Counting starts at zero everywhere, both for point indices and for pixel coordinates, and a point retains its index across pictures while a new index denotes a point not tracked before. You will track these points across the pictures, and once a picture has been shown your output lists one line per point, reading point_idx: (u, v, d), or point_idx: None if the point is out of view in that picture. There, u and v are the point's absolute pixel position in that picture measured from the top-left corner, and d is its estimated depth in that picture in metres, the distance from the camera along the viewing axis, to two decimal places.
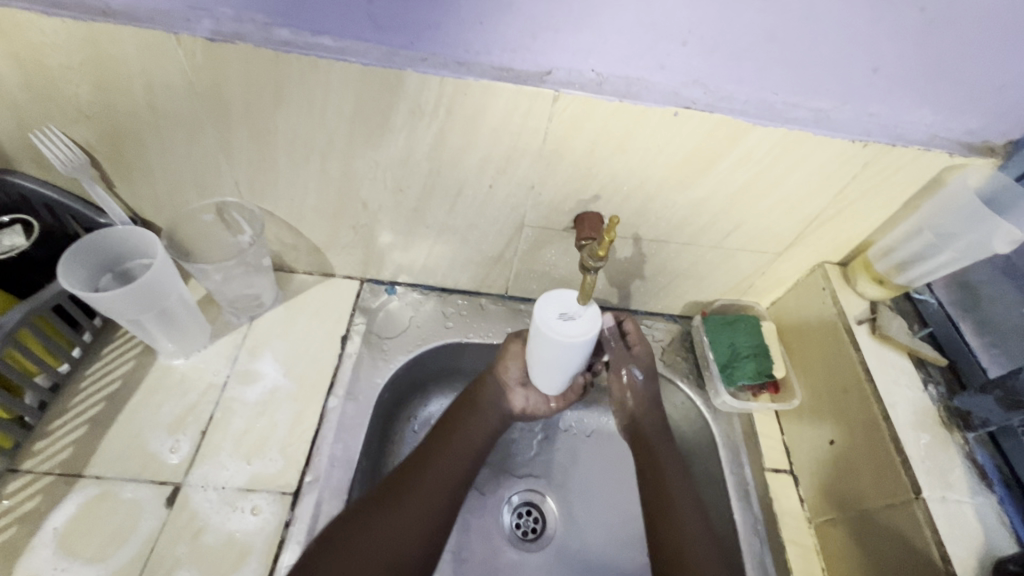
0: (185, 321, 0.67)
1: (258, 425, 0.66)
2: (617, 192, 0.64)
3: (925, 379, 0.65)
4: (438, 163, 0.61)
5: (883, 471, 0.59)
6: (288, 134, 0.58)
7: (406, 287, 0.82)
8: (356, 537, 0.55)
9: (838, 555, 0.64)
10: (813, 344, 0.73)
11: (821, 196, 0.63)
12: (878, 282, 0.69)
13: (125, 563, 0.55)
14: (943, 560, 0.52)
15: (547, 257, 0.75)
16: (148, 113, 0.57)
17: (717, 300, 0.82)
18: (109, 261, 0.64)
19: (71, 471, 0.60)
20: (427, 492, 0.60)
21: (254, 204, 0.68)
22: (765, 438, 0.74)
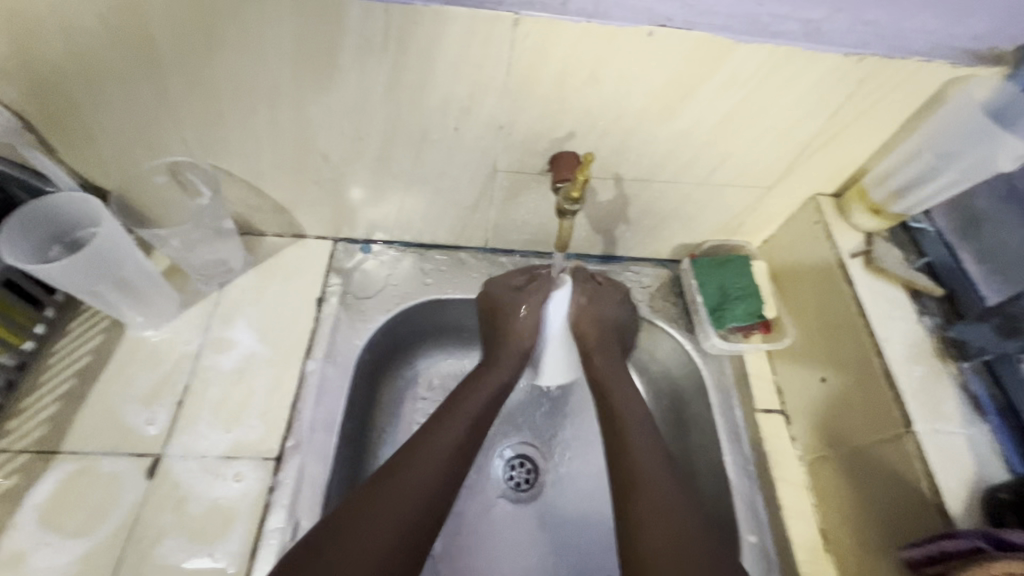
0: (144, 291, 0.65)
1: (236, 392, 0.64)
2: (593, 127, 0.59)
3: (920, 310, 0.62)
4: (397, 105, 0.56)
5: (876, 406, 0.58)
6: (230, 81, 0.54)
7: (382, 245, 0.78)
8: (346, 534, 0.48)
9: (828, 490, 0.63)
10: (806, 282, 0.70)
11: (813, 120, 0.58)
12: (873, 213, 0.65)
13: (110, 535, 0.55)
14: (933, 492, 0.51)
15: (525, 204, 0.71)
16: (73, 65, 0.52)
17: (706, 242, 0.79)
18: (55, 232, 0.60)
19: (48, 448, 0.59)
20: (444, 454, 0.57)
21: (208, 162, 0.64)
22: (756, 380, 0.73)
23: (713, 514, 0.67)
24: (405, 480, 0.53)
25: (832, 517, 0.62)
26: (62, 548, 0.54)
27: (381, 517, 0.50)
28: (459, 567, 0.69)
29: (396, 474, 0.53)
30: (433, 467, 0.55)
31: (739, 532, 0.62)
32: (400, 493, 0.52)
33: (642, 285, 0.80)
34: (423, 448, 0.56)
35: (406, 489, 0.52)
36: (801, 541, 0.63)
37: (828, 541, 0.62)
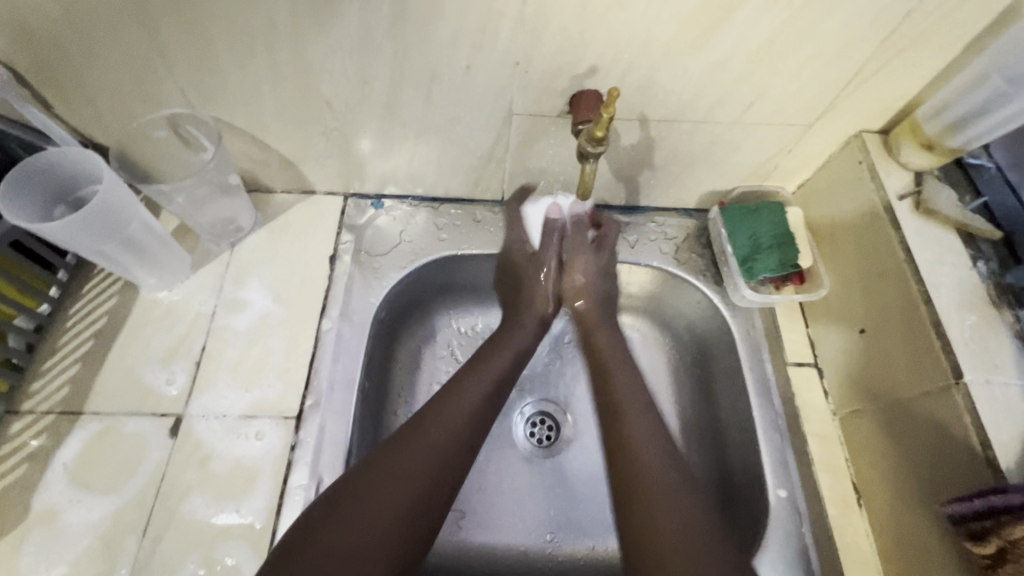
0: (151, 249, 0.63)
1: (253, 352, 0.64)
2: (616, 61, 0.54)
3: (974, 255, 0.57)
4: (403, 41, 0.52)
5: (921, 357, 0.54)
6: (222, 20, 0.50)
7: (393, 200, 0.75)
8: (349, 508, 0.47)
9: (863, 446, 0.61)
10: (846, 228, 0.66)
11: (862, 45, 0.52)
12: (926, 149, 0.59)
13: (137, 493, 0.55)
14: (982, 446, 0.47)
15: (542, 152, 0.67)
16: (55, 8, 0.48)
17: (737, 189, 0.74)
18: (56, 192, 0.57)
19: (72, 409, 0.59)
20: (431, 451, 0.52)
21: (207, 113, 0.60)
22: (787, 332, 0.70)
23: (741, 470, 0.65)
24: (375, 489, 0.48)
25: (867, 471, 0.60)
26: (93, 504, 0.54)
27: (378, 493, 0.48)
28: (484, 523, 0.70)
29: (370, 483, 0.49)
30: (421, 472, 0.51)
31: (767, 487, 0.61)
32: (382, 504, 0.48)
33: (667, 236, 0.76)
34: (438, 412, 0.55)
35: (382, 502, 0.48)
36: (833, 495, 0.61)
37: (861, 496, 0.61)
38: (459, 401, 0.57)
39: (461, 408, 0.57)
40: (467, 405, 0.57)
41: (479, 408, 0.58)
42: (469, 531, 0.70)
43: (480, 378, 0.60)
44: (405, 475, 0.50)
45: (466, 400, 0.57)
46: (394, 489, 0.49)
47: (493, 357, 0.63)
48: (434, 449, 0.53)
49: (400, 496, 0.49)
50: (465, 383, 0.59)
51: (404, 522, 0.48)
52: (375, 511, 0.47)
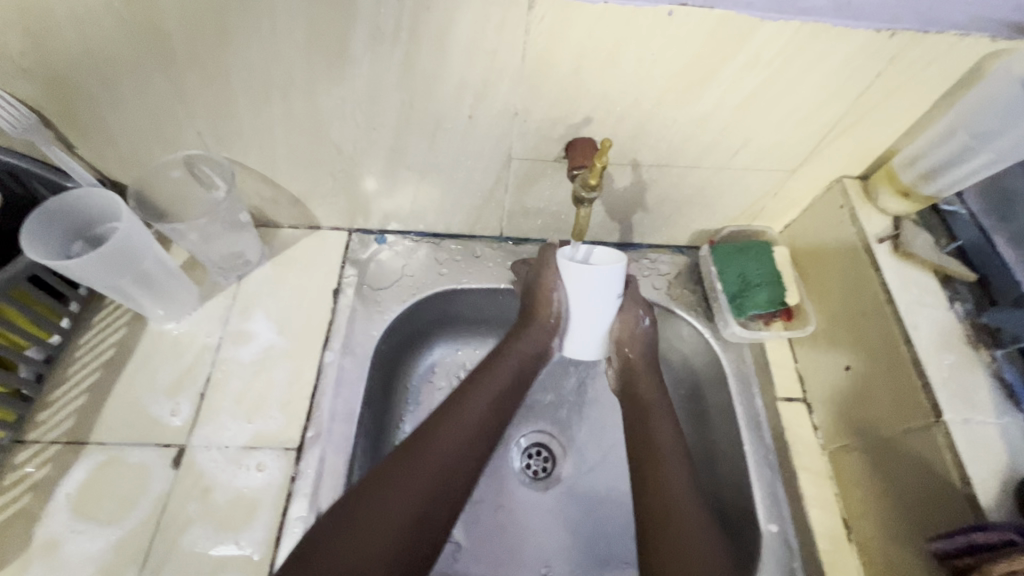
0: (162, 283, 0.65)
1: (257, 383, 0.65)
2: (610, 113, 0.58)
3: (951, 296, 0.59)
4: (410, 93, 0.55)
5: (904, 395, 0.56)
6: (242, 73, 0.53)
7: (396, 236, 0.78)
8: (357, 516, 0.50)
9: (852, 481, 0.62)
10: (830, 268, 0.68)
11: (839, 100, 0.56)
12: (903, 195, 0.62)
13: (139, 523, 0.56)
14: (963, 483, 0.49)
15: (539, 192, 0.70)
16: (87, 61, 0.52)
17: (726, 228, 0.77)
18: (76, 227, 0.60)
19: (77, 439, 0.60)
20: (438, 467, 0.55)
21: (223, 154, 0.64)
22: (777, 368, 0.72)
23: (734, 504, 0.66)
24: (382, 500, 0.51)
25: (856, 507, 0.61)
26: (94, 535, 0.55)
27: (385, 504, 0.51)
28: (480, 554, 0.70)
29: (379, 500, 0.51)
30: (428, 485, 0.53)
31: (759, 522, 0.62)
32: (387, 518, 0.50)
33: (659, 272, 0.78)
34: (450, 424, 0.58)
35: (389, 517, 0.50)
36: (824, 530, 0.62)
37: (852, 531, 0.62)
38: (465, 414, 0.59)
39: (469, 422, 0.59)
40: (474, 421, 0.59)
41: (486, 423, 0.60)
42: (464, 562, 0.69)
43: (492, 394, 0.62)
44: (411, 493, 0.52)
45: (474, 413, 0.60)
46: (400, 505, 0.51)
47: (503, 368, 0.64)
48: (439, 465, 0.55)
49: (406, 509, 0.51)
50: (477, 393, 0.61)
51: (409, 534, 0.50)
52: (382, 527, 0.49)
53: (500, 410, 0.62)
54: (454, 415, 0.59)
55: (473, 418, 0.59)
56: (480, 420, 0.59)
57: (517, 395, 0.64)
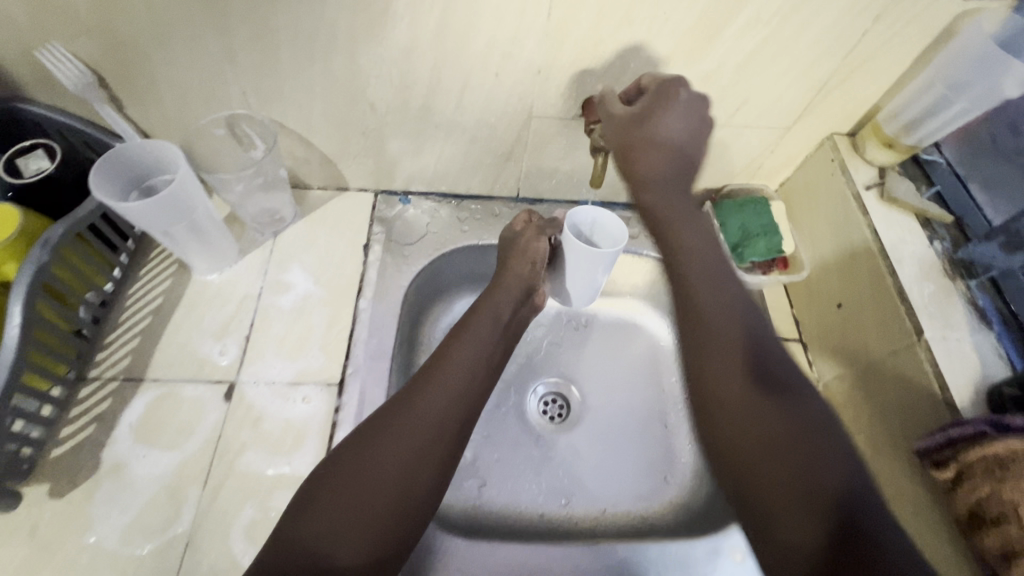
0: (211, 235, 0.68)
1: (297, 328, 0.70)
2: (624, 70, 0.64)
3: (930, 235, 0.66)
4: (443, 52, 0.61)
5: (888, 321, 0.63)
6: (290, 32, 0.58)
7: (418, 196, 0.83)
8: (349, 465, 0.51)
9: (844, 406, 0.69)
10: (821, 217, 0.75)
11: (829, 58, 0.62)
12: (887, 146, 0.69)
13: (198, 449, 0.61)
14: (942, 389, 0.55)
15: (555, 151, 0.75)
16: (148, 20, 0.56)
17: (726, 186, 0.83)
18: (133, 176, 0.63)
19: (134, 376, 0.64)
20: (428, 416, 0.55)
21: (264, 114, 0.68)
22: (774, 312, 0.78)
23: None
24: (372, 449, 0.52)
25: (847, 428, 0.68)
26: (158, 458, 0.60)
27: (376, 454, 0.52)
28: (503, 489, 0.77)
29: (371, 441, 0.53)
30: (417, 436, 0.54)
31: None
32: (382, 459, 0.51)
33: None
34: (435, 376, 0.59)
35: (380, 466, 0.51)
36: None
37: None
38: (449, 369, 0.60)
39: (456, 373, 0.59)
40: (460, 371, 0.60)
41: (471, 373, 0.61)
42: (489, 496, 0.76)
43: (477, 349, 0.63)
44: (400, 444, 0.53)
45: (458, 366, 0.60)
46: (393, 444, 0.53)
47: (487, 319, 0.66)
48: (429, 409, 0.56)
49: (398, 456, 0.52)
50: (461, 349, 0.62)
51: (402, 480, 0.51)
52: (377, 465, 0.51)
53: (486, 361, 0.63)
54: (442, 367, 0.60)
55: (457, 374, 0.60)
56: (466, 373, 0.60)
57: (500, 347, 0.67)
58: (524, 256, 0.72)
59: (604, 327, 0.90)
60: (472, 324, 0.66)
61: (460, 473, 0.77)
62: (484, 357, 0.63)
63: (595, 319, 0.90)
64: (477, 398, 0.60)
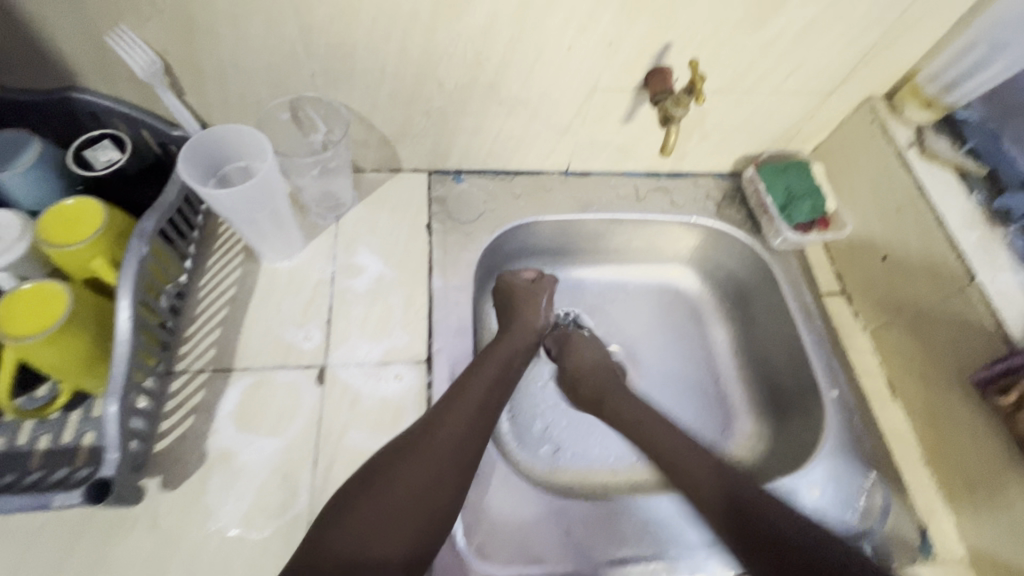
0: (287, 223, 0.68)
1: (376, 309, 0.71)
2: (690, 41, 0.66)
3: (969, 188, 0.71)
4: (521, 27, 0.61)
5: (939, 270, 0.68)
6: (372, 9, 0.58)
7: (471, 174, 0.84)
8: (378, 480, 0.53)
9: (894, 351, 0.75)
10: (861, 176, 0.80)
11: (879, 23, 0.66)
12: (926, 106, 0.74)
13: (300, 433, 0.61)
14: (997, 326, 0.61)
15: (612, 123, 0.77)
16: (226, 1, 0.55)
17: (766, 151, 0.86)
18: (209, 164, 0.63)
19: (223, 366, 0.64)
20: (447, 437, 0.57)
21: (331, 96, 0.67)
22: (818, 268, 0.84)
23: (796, 381, 0.78)
24: (400, 463, 0.55)
25: (899, 370, 0.74)
26: (264, 444, 0.60)
27: (402, 471, 0.54)
28: (577, 452, 0.79)
29: (390, 469, 0.54)
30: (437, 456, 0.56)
31: (822, 389, 0.73)
32: (405, 485, 0.53)
33: (709, 195, 0.88)
34: (455, 400, 0.60)
35: (403, 480, 0.53)
36: (874, 392, 0.74)
37: (896, 391, 0.74)
38: (468, 394, 0.61)
39: (473, 396, 0.61)
40: (470, 404, 0.60)
41: (486, 404, 0.62)
42: (565, 458, 0.79)
43: (489, 373, 0.65)
44: (420, 461, 0.55)
45: (475, 393, 0.62)
46: (410, 471, 0.54)
47: (501, 347, 0.69)
48: (441, 440, 0.57)
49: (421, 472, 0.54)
50: (480, 375, 0.64)
51: (424, 492, 0.53)
52: (398, 489, 0.53)
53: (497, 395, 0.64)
54: (459, 400, 0.61)
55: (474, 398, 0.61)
56: (482, 397, 0.62)
57: (512, 382, 0.68)
58: (533, 305, 0.77)
59: (651, 291, 0.92)
60: (487, 352, 0.68)
61: (535, 440, 0.79)
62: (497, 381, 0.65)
63: (641, 284, 0.92)
64: (490, 430, 0.61)
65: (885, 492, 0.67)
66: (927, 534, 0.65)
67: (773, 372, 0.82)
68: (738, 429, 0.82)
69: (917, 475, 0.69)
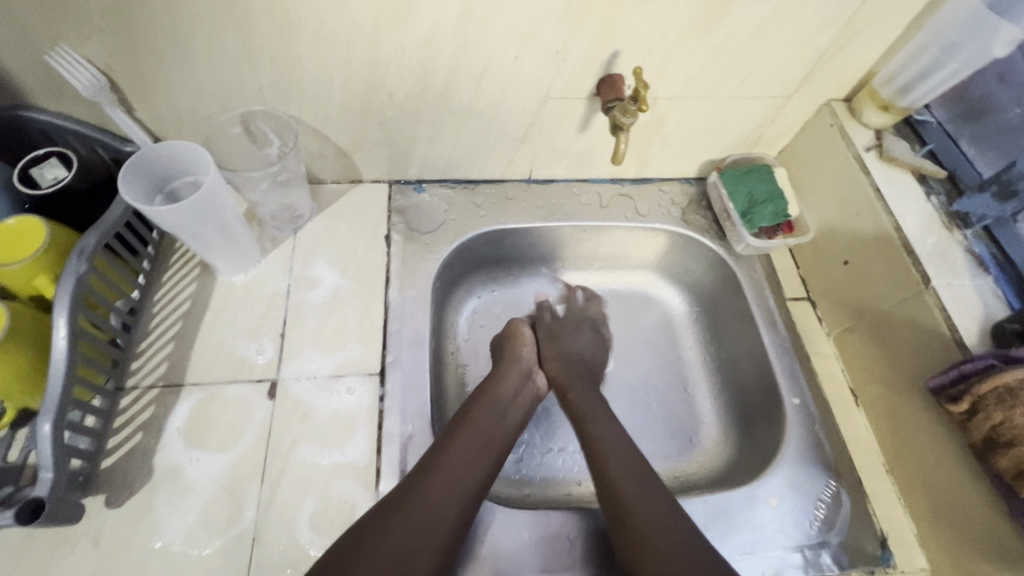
0: (239, 237, 0.68)
1: (331, 322, 0.70)
2: (638, 49, 0.65)
3: (927, 191, 0.71)
4: (465, 38, 0.61)
5: (896, 272, 0.67)
6: (312, 23, 0.58)
7: (432, 184, 0.84)
8: (372, 539, 0.51)
9: (856, 356, 0.74)
10: (823, 178, 0.79)
11: (830, 27, 0.66)
12: (883, 109, 0.73)
13: (249, 448, 0.61)
14: (951, 331, 0.61)
15: (568, 131, 0.77)
16: (166, 18, 0.55)
17: (730, 156, 0.86)
18: (156, 180, 0.64)
19: (173, 382, 0.64)
20: (443, 496, 0.56)
21: (281, 110, 0.68)
22: (783, 274, 0.83)
23: (760, 388, 0.77)
24: (393, 522, 0.53)
25: (861, 376, 0.73)
26: (211, 460, 0.60)
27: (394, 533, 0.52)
28: (540, 462, 0.78)
29: (381, 525, 0.52)
30: (428, 514, 0.54)
31: (783, 397, 0.72)
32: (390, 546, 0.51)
33: (673, 201, 0.88)
34: (451, 452, 0.59)
35: (394, 539, 0.51)
36: (837, 399, 0.73)
37: (858, 398, 0.73)
38: (462, 447, 0.61)
39: (467, 447, 0.61)
40: (465, 456, 0.60)
41: (478, 455, 0.61)
42: (529, 467, 0.77)
43: (485, 425, 0.64)
44: (412, 519, 0.53)
45: (467, 444, 0.61)
46: (400, 531, 0.52)
47: (498, 393, 0.69)
48: (437, 498, 0.56)
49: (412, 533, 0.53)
50: (473, 424, 0.63)
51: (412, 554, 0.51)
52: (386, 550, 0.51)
53: (488, 453, 0.62)
54: (449, 455, 0.59)
55: (469, 449, 0.61)
56: (478, 449, 0.61)
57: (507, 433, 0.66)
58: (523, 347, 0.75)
59: (617, 297, 0.91)
60: (486, 397, 0.68)
61: None
62: (494, 432, 0.64)
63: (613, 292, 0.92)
64: (484, 484, 0.60)
65: (845, 501, 0.66)
66: (887, 543, 0.64)
67: (738, 379, 0.81)
68: (705, 436, 0.81)
69: (879, 483, 0.68)
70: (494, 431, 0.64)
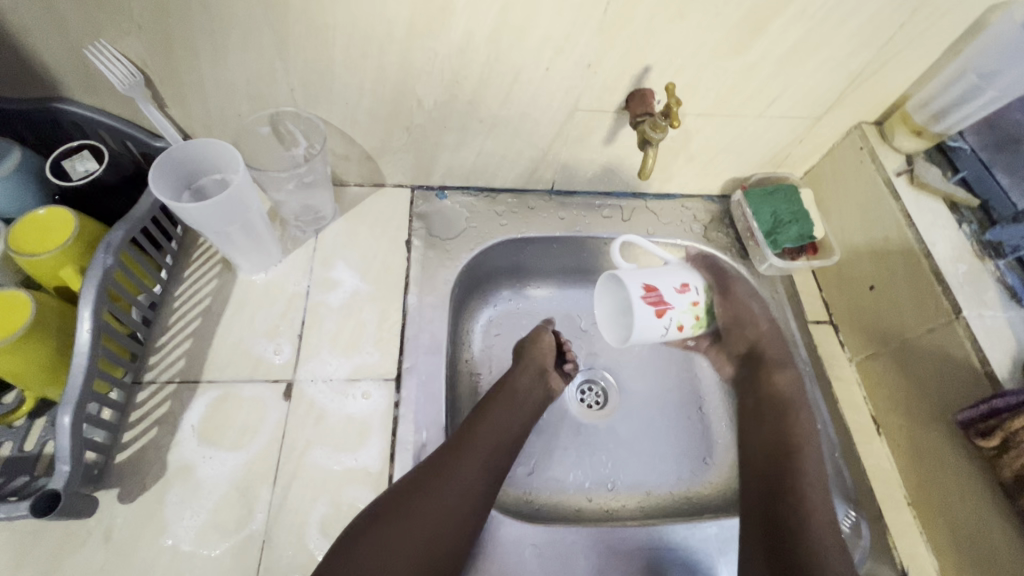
0: (262, 236, 0.69)
1: (349, 325, 0.70)
2: (670, 65, 0.65)
3: (959, 219, 0.69)
4: (497, 48, 0.61)
5: (924, 300, 0.66)
6: (347, 28, 0.58)
7: (455, 190, 0.84)
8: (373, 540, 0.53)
9: (878, 383, 0.72)
10: (851, 201, 0.78)
11: (865, 50, 0.65)
12: (915, 134, 0.72)
13: (262, 448, 0.61)
14: (981, 363, 0.59)
15: (595, 144, 0.77)
16: (204, 18, 0.56)
17: (755, 175, 0.85)
18: (185, 176, 0.64)
19: (190, 378, 0.64)
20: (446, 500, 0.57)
21: (311, 112, 0.68)
22: (805, 296, 0.82)
23: None
24: (394, 525, 0.54)
25: (883, 404, 0.71)
26: (225, 459, 0.60)
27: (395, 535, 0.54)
28: (551, 476, 0.76)
29: (383, 528, 0.54)
30: (429, 519, 0.55)
31: None
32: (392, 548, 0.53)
33: (695, 218, 0.87)
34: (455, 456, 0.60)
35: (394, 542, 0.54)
36: (857, 426, 0.72)
37: (880, 426, 0.72)
38: (468, 452, 0.60)
39: (474, 451, 0.61)
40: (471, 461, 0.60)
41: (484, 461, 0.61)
42: (540, 481, 0.76)
43: (494, 429, 0.63)
44: (414, 523, 0.55)
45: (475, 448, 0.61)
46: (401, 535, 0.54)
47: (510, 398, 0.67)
48: (439, 502, 0.56)
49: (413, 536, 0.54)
50: (483, 430, 0.63)
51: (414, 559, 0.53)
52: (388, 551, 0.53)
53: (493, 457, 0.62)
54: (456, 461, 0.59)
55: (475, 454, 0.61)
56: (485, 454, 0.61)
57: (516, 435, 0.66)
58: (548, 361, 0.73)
59: None
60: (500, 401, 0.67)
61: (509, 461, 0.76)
62: (503, 435, 0.64)
63: None
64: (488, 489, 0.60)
65: (864, 532, 0.64)
66: None
67: None
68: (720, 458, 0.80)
69: (900, 516, 0.66)
70: (502, 435, 0.64)
